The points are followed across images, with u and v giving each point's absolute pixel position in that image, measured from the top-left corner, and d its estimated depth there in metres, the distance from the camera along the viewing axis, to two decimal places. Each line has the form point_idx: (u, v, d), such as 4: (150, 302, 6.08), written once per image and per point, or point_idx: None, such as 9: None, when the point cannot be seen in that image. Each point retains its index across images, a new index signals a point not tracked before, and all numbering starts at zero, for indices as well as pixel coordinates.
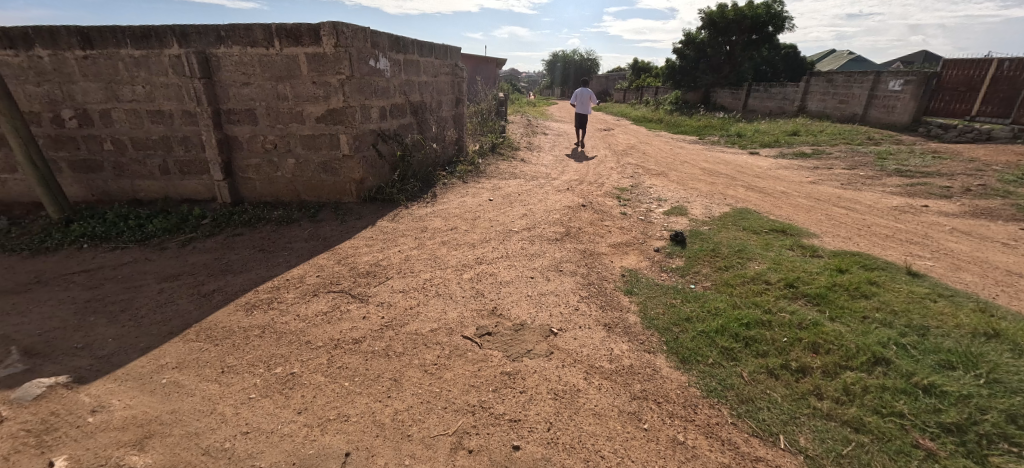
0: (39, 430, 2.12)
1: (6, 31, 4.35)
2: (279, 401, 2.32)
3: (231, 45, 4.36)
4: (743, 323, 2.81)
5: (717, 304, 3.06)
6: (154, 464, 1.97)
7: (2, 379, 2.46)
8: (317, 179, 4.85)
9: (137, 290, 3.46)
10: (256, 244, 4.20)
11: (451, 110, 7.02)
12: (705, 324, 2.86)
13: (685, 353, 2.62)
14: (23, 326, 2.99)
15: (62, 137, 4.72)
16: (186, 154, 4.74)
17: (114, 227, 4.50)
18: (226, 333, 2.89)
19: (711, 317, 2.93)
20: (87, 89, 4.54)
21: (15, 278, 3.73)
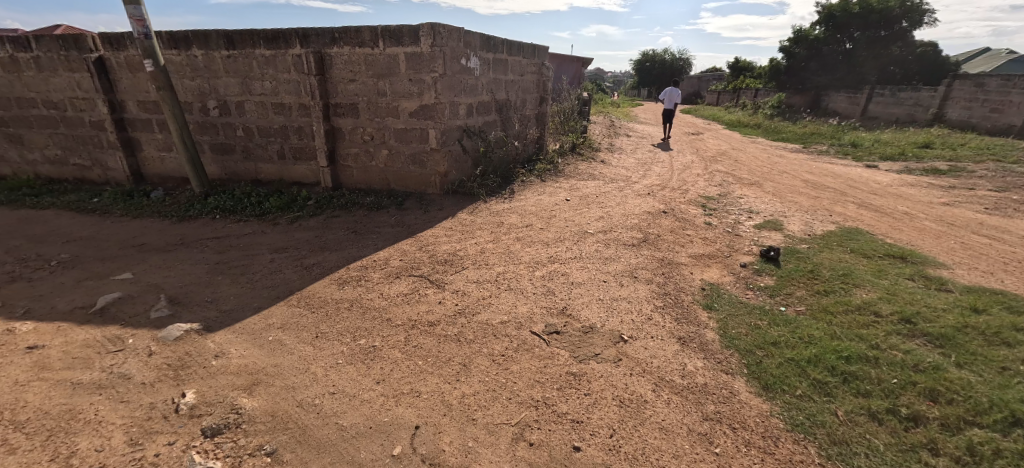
0: (177, 365, 2.55)
1: (172, 34, 5.20)
2: (361, 370, 2.55)
3: (343, 45, 4.81)
4: (843, 357, 2.56)
5: (812, 332, 2.80)
6: (260, 407, 2.28)
7: (153, 319, 2.99)
8: (406, 170, 5.19)
9: (253, 257, 3.98)
10: (351, 226, 4.61)
11: (535, 110, 7.12)
12: (795, 351, 2.64)
13: (769, 380, 2.44)
14: (168, 279, 3.58)
15: (206, 123, 5.55)
16: (299, 142, 5.33)
17: (240, 203, 5.20)
18: (321, 302, 3.24)
19: (803, 344, 2.69)
20: (227, 84, 5.28)
21: (164, 239, 4.46)
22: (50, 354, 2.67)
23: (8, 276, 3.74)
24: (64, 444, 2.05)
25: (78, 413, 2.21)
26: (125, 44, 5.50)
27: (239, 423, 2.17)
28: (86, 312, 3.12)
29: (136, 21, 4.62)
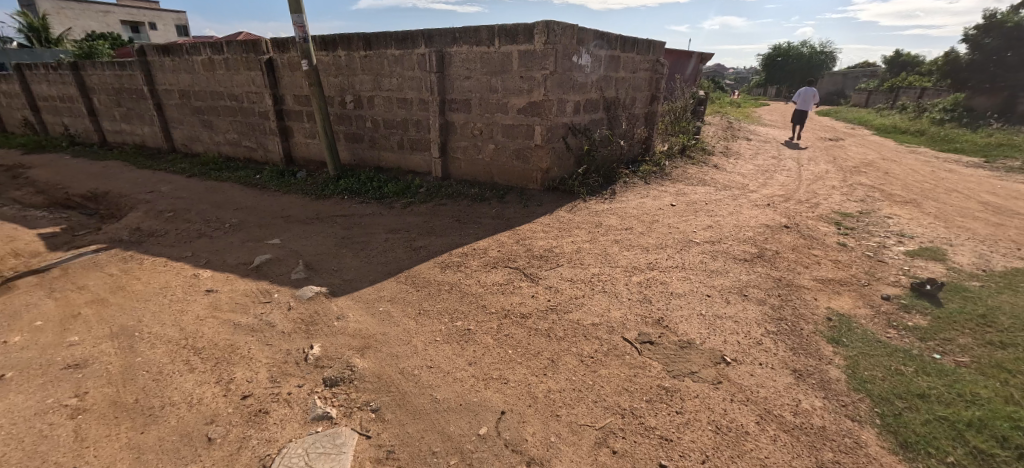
0: (308, 321, 2.96)
1: (323, 37, 5.96)
2: (456, 350, 2.71)
3: (462, 44, 5.11)
4: (1021, 427, 2.09)
5: (977, 390, 2.33)
6: (368, 367, 2.55)
7: (293, 280, 3.51)
8: (510, 164, 5.34)
9: (371, 235, 4.43)
10: (455, 215, 4.89)
11: (646, 109, 6.85)
12: (949, 409, 2.22)
13: (911, 438, 2.09)
14: (305, 248, 4.15)
15: (342, 115, 6.29)
16: (416, 134, 5.78)
17: (363, 186, 5.81)
18: (425, 282, 3.50)
19: (963, 403, 2.25)
20: (362, 80, 5.91)
21: (303, 214, 5.16)
22: (219, 299, 3.29)
23: (194, 234, 4.66)
24: (226, 371, 2.53)
25: (237, 349, 2.71)
26: (287, 46, 6.45)
27: (351, 378, 2.46)
28: (244, 269, 3.77)
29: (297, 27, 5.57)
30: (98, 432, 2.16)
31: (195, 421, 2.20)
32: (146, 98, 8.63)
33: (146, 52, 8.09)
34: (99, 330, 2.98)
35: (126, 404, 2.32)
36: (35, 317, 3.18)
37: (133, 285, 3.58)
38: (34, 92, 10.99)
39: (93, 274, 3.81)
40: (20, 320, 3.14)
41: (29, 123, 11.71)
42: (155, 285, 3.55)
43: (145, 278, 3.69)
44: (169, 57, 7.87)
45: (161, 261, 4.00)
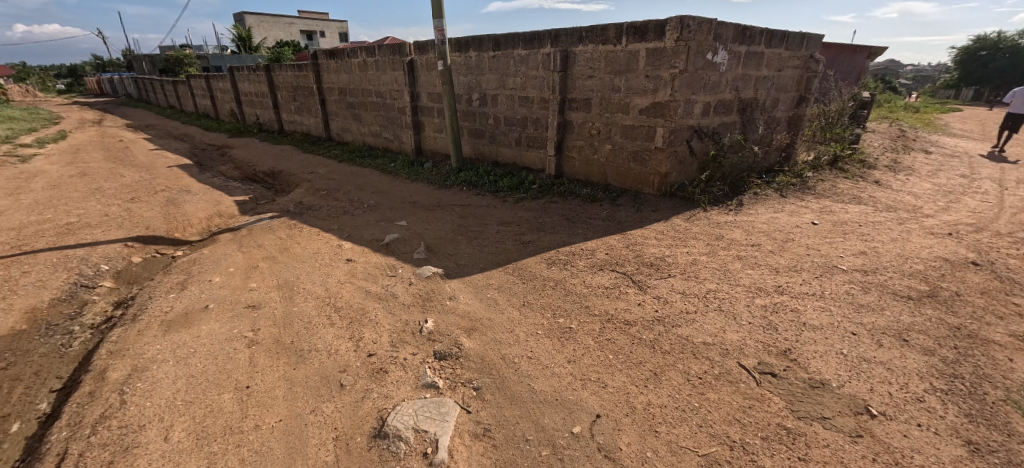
0: (424, 298, 3.25)
1: (458, 39, 6.40)
2: (556, 345, 2.72)
3: (588, 43, 5.08)
4: None
5: None
6: (473, 347, 2.70)
7: (416, 259, 3.88)
8: (626, 166, 5.19)
9: (484, 226, 4.66)
10: (565, 213, 4.90)
11: (790, 112, 6.09)
12: None
13: None
14: (427, 231, 4.54)
15: (468, 112, 6.69)
16: (535, 132, 5.91)
17: (481, 179, 6.14)
18: (532, 276, 3.57)
19: None
20: (489, 79, 6.22)
21: (426, 201, 5.64)
22: (356, 269, 3.77)
23: (339, 211, 5.39)
24: (359, 330, 2.91)
25: (367, 314, 3.09)
26: (427, 49, 7.05)
27: (458, 355, 2.63)
28: (376, 245, 4.25)
29: (437, 31, 6.07)
30: (264, 362, 2.66)
31: (330, 369, 2.57)
32: (313, 94, 10.16)
33: (316, 55, 9.50)
34: (269, 281, 3.64)
35: (284, 344, 2.81)
36: (228, 264, 3.99)
37: (293, 248, 4.28)
38: (238, 88, 13.66)
39: (266, 236, 4.64)
40: (218, 265, 3.97)
41: (233, 113, 14.62)
42: (309, 250, 4.20)
43: (302, 244, 4.38)
44: (333, 60, 9.15)
45: (313, 231, 4.71)
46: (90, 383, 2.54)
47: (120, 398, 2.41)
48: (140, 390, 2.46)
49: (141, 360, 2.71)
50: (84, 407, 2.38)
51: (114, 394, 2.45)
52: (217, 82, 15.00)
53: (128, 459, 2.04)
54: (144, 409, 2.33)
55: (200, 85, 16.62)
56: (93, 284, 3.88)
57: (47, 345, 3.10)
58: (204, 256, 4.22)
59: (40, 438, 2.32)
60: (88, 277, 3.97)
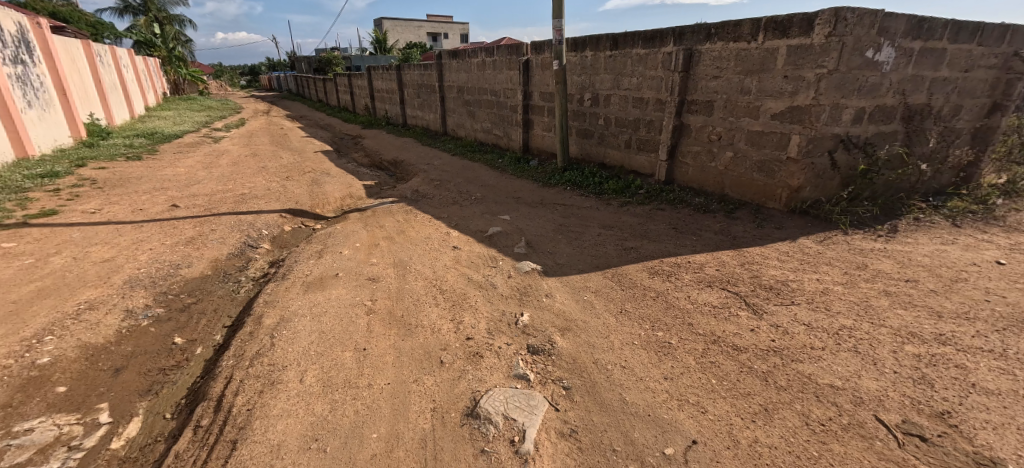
0: (522, 292, 3.31)
1: (576, 38, 6.37)
2: (652, 359, 2.55)
3: (717, 41, 4.70)
4: None
5: None
6: (567, 346, 2.68)
7: (517, 253, 3.97)
8: (749, 177, 4.72)
9: (586, 227, 4.58)
10: (672, 222, 4.56)
11: (975, 123, 5.01)
12: None
13: None
14: (530, 227, 4.61)
15: (579, 112, 6.64)
16: (647, 135, 5.65)
17: (586, 180, 6.06)
18: (631, 283, 3.36)
19: None
20: (603, 79, 6.10)
21: (530, 198, 5.73)
22: (461, 256, 3.97)
23: (449, 201, 5.72)
24: (460, 313, 3.07)
25: (468, 299, 3.25)
26: (543, 48, 7.13)
27: (551, 352, 2.64)
28: (480, 236, 4.42)
29: (555, 31, 6.12)
30: (379, 329, 2.94)
31: (433, 346, 2.75)
32: (435, 91, 10.91)
33: (441, 55, 10.17)
34: (387, 258, 4.00)
35: (396, 316, 3.08)
36: (355, 239, 4.48)
37: (408, 231, 4.65)
38: (373, 86, 15.21)
39: (387, 217, 5.11)
40: (348, 239, 4.47)
41: (367, 107, 16.34)
42: (422, 235, 4.53)
43: (415, 228, 4.74)
44: (455, 60, 9.72)
45: (426, 218, 5.06)
46: (251, 325, 3.06)
47: (270, 341, 2.86)
48: (284, 336, 2.89)
49: (287, 311, 3.18)
50: (246, 343, 2.87)
51: (267, 336, 2.91)
52: (357, 80, 16.88)
53: (272, 392, 2.42)
54: (287, 352, 2.73)
55: (343, 82, 18.85)
56: (256, 244, 4.64)
57: (222, 289, 3.79)
58: (338, 230, 4.78)
59: (213, 364, 2.86)
60: (253, 238, 4.75)
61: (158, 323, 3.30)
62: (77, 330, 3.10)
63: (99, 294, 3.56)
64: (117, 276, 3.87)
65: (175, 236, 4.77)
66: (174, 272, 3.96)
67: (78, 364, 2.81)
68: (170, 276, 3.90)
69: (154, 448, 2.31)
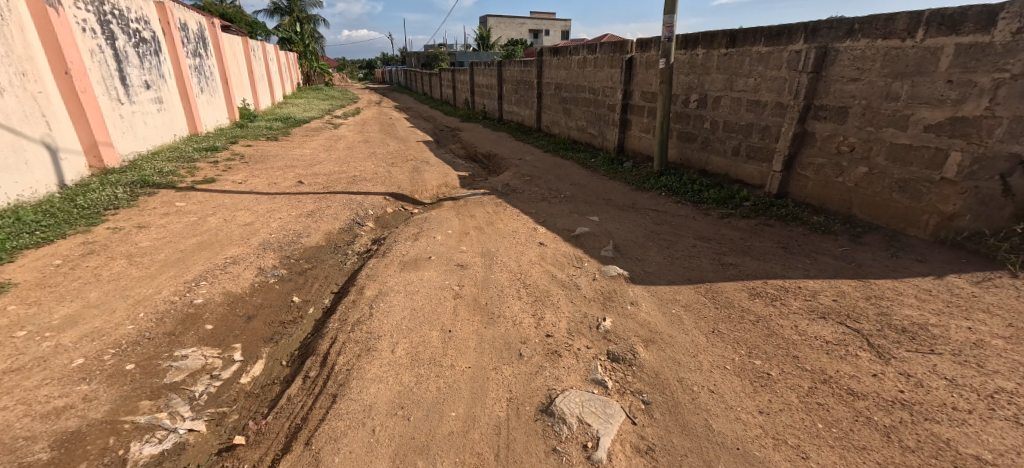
0: (606, 296, 3.22)
1: (687, 35, 5.98)
2: (746, 388, 2.31)
3: (859, 38, 4.11)
4: None
5: None
6: (651, 359, 2.55)
7: (604, 256, 3.87)
8: (884, 197, 4.10)
9: (680, 237, 4.31)
10: (782, 241, 4.11)
11: None
12: None
13: None
14: (620, 231, 4.46)
15: (683, 113, 6.25)
16: (760, 142, 5.16)
17: (684, 187, 5.72)
18: (727, 302, 3.10)
19: None
20: (715, 79, 5.66)
21: (622, 200, 5.54)
22: (546, 253, 3.97)
23: (539, 197, 5.74)
24: (542, 309, 3.08)
25: (551, 296, 3.24)
26: (650, 46, 6.81)
27: (633, 362, 2.53)
28: (567, 235, 4.38)
29: (666, 28, 5.81)
30: (464, 314, 3.05)
31: (512, 338, 2.79)
32: (533, 88, 11.00)
33: (542, 52, 10.21)
34: (476, 247, 4.13)
35: (480, 303, 3.18)
36: (448, 226, 4.69)
37: (497, 224, 4.75)
38: (474, 80, 15.76)
39: (479, 208, 5.28)
40: (442, 226, 4.69)
41: (467, 101, 16.99)
42: (509, 228, 4.61)
43: (504, 220, 4.83)
44: (556, 57, 9.70)
45: (515, 212, 5.13)
46: (354, 294, 3.36)
47: (369, 310, 3.11)
48: (381, 307, 3.13)
49: (384, 286, 3.43)
50: (349, 309, 3.16)
51: (367, 306, 3.17)
52: (460, 75, 17.63)
53: (367, 357, 2.63)
54: (382, 323, 2.94)
55: (448, 77, 19.79)
56: (362, 222, 5.06)
57: (333, 259, 4.19)
58: (434, 215, 5.04)
59: (321, 324, 3.19)
60: (360, 216, 5.20)
61: (281, 281, 3.76)
62: (221, 279, 3.64)
63: (240, 252, 4.14)
64: (253, 238, 4.47)
65: (298, 208, 5.39)
66: (296, 239, 4.47)
67: (222, 307, 3.32)
68: (293, 242, 4.42)
69: (271, 388, 2.64)
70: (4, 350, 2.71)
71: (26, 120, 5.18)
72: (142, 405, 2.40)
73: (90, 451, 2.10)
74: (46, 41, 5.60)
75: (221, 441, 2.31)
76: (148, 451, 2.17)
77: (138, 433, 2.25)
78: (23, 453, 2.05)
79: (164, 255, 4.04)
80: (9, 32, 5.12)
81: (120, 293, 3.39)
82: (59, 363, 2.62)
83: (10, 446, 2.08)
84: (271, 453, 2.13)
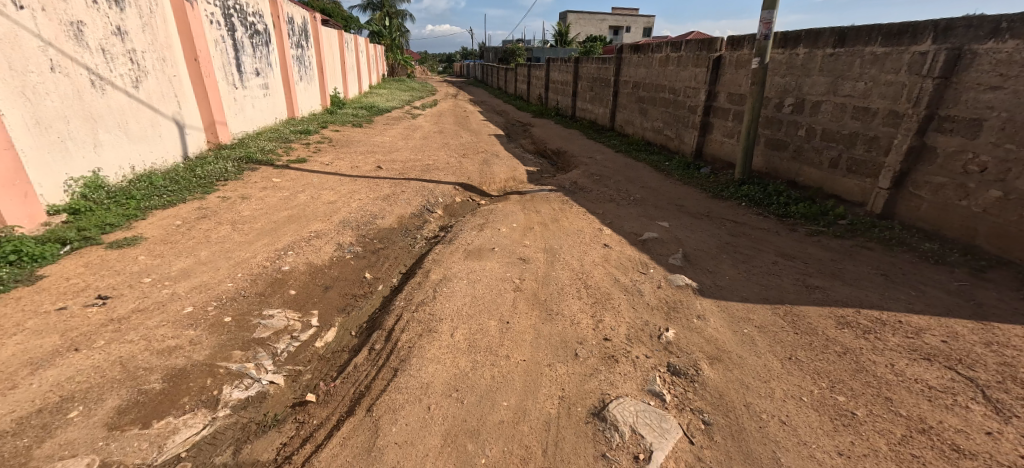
0: (671, 306, 3.07)
1: (788, 33, 5.50)
2: (824, 425, 2.10)
3: (1006, 40, 3.53)
4: None
5: None
6: (717, 378, 2.40)
7: (672, 264, 3.70)
8: (1019, 227, 3.52)
9: (759, 251, 4.00)
10: (881, 266, 3.68)
11: None
12: None
13: None
14: (691, 240, 4.23)
15: (774, 118, 5.78)
16: (864, 154, 4.64)
17: (768, 198, 5.30)
18: (809, 328, 2.83)
19: None
20: (816, 82, 5.16)
21: (697, 208, 5.25)
22: (610, 255, 3.87)
23: (608, 197, 5.60)
24: (603, 312, 3.00)
25: (612, 300, 3.15)
26: (742, 44, 6.36)
27: (695, 378, 2.40)
28: (634, 239, 4.24)
29: (763, 24, 5.39)
30: (523, 307, 3.06)
31: (570, 337, 2.75)
32: (609, 86, 10.73)
33: (622, 49, 9.92)
34: (539, 242, 4.12)
35: (540, 298, 3.17)
36: (514, 219, 4.72)
37: (562, 221, 4.71)
38: (549, 76, 15.69)
39: (545, 204, 5.26)
40: (507, 218, 4.73)
41: (541, 97, 16.98)
42: (574, 226, 4.54)
43: (570, 218, 4.77)
44: (637, 54, 9.38)
45: (582, 211, 5.05)
46: (420, 276, 3.49)
47: (433, 293, 3.21)
48: (444, 292, 3.22)
49: (448, 272, 3.52)
50: (415, 290, 3.29)
51: (431, 289, 3.28)
52: (535, 70, 17.64)
53: (428, 338, 2.72)
54: (444, 307, 3.03)
55: (523, 72, 19.89)
56: (432, 209, 5.24)
57: (403, 241, 4.38)
58: (500, 208, 5.10)
59: (389, 301, 3.35)
60: (431, 202, 5.38)
61: (356, 258, 4.00)
62: (305, 251, 3.94)
63: (323, 227, 4.46)
64: (335, 215, 4.80)
65: (375, 191, 5.69)
66: (371, 220, 4.73)
67: (304, 276, 3.59)
68: (368, 223, 4.67)
69: (340, 355, 2.81)
70: (132, 293, 3.14)
71: (162, 99, 5.94)
72: (234, 354, 2.66)
73: (191, 388, 2.38)
74: (182, 31, 6.37)
75: (296, 396, 2.51)
76: (236, 395, 2.41)
77: (229, 378, 2.50)
78: (142, 381, 2.37)
79: (259, 224, 4.45)
80: (155, 22, 5.88)
81: (223, 254, 3.79)
82: (173, 308, 2.99)
83: (132, 373, 2.41)
84: (336, 414, 2.27)
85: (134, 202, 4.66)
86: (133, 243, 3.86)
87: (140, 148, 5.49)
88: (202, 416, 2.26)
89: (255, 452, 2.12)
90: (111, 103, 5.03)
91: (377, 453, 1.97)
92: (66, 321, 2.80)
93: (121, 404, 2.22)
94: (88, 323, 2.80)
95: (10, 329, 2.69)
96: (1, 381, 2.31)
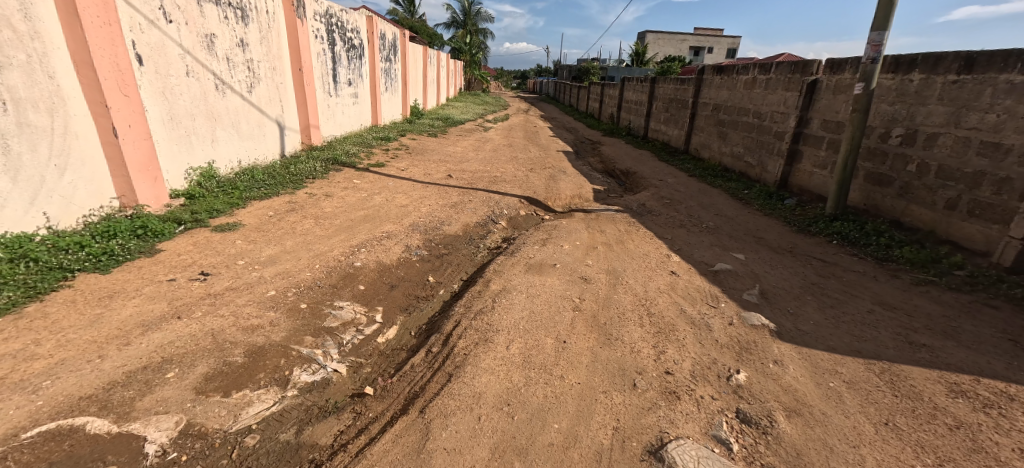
0: (743, 346, 2.84)
1: (900, 56, 4.96)
2: None
3: None
4: None
5: None
6: (794, 434, 2.17)
7: (746, 300, 3.43)
8: None
9: (851, 297, 3.60)
10: (1007, 329, 3.16)
11: None
12: None
13: None
14: (771, 276, 3.90)
15: (877, 150, 5.19)
16: (993, 197, 4.05)
17: (867, 238, 4.76)
18: (912, 392, 2.48)
19: None
20: (932, 112, 4.58)
21: (781, 242, 4.85)
22: (678, 283, 3.68)
23: (678, 223, 5.35)
24: (665, 343, 2.84)
25: (677, 332, 2.97)
26: (844, 67, 5.84)
27: (768, 431, 2.18)
28: (704, 269, 4.00)
29: (871, 47, 4.92)
30: (582, 328, 2.98)
31: (629, 365, 2.63)
32: (686, 107, 10.34)
33: (704, 70, 9.53)
34: (602, 263, 4.02)
35: (599, 321, 3.07)
36: (577, 237, 4.65)
37: (628, 243, 4.57)
38: (623, 96, 15.46)
39: (611, 224, 5.13)
40: (571, 236, 4.67)
41: (613, 117, 16.73)
42: (640, 250, 4.38)
43: (635, 241, 4.61)
44: (720, 75, 8.97)
45: (649, 234, 4.87)
46: (481, 285, 3.52)
47: (492, 303, 3.23)
48: (502, 303, 3.23)
49: (508, 284, 3.53)
50: (474, 299, 3.32)
51: (490, 299, 3.30)
52: (609, 89, 17.46)
53: (484, 347, 2.73)
54: (502, 318, 3.03)
55: (597, 90, 19.73)
56: (497, 220, 5.30)
57: (466, 249, 4.48)
58: (563, 224, 5.06)
59: (448, 306, 3.42)
60: (496, 213, 5.46)
61: (421, 261, 4.14)
62: (376, 249, 4.15)
63: (394, 229, 4.68)
64: (405, 218, 5.02)
65: (444, 198, 5.88)
66: (439, 226, 4.89)
67: (373, 273, 3.77)
68: (436, 228, 4.83)
69: (399, 353, 2.90)
70: (229, 272, 3.47)
71: (269, 103, 6.59)
72: (307, 339, 2.84)
73: (267, 365, 2.56)
74: (292, 44, 7.08)
75: (355, 387, 2.61)
76: (304, 378, 2.56)
77: (299, 361, 2.67)
78: (228, 353, 2.59)
79: (339, 221, 4.76)
80: (271, 36, 6.57)
81: (306, 245, 4.10)
82: (259, 290, 3.26)
83: (220, 345, 2.65)
84: (391, 410, 2.33)
85: (238, 192, 5.18)
86: (233, 228, 4.28)
87: (247, 145, 6.11)
88: (273, 393, 2.42)
89: (315, 435, 2.23)
90: (228, 105, 5.67)
91: (426, 455, 1.99)
92: (174, 291, 3.15)
93: (208, 371, 2.44)
94: (191, 294, 3.13)
95: (131, 292, 3.09)
96: (120, 336, 2.65)
